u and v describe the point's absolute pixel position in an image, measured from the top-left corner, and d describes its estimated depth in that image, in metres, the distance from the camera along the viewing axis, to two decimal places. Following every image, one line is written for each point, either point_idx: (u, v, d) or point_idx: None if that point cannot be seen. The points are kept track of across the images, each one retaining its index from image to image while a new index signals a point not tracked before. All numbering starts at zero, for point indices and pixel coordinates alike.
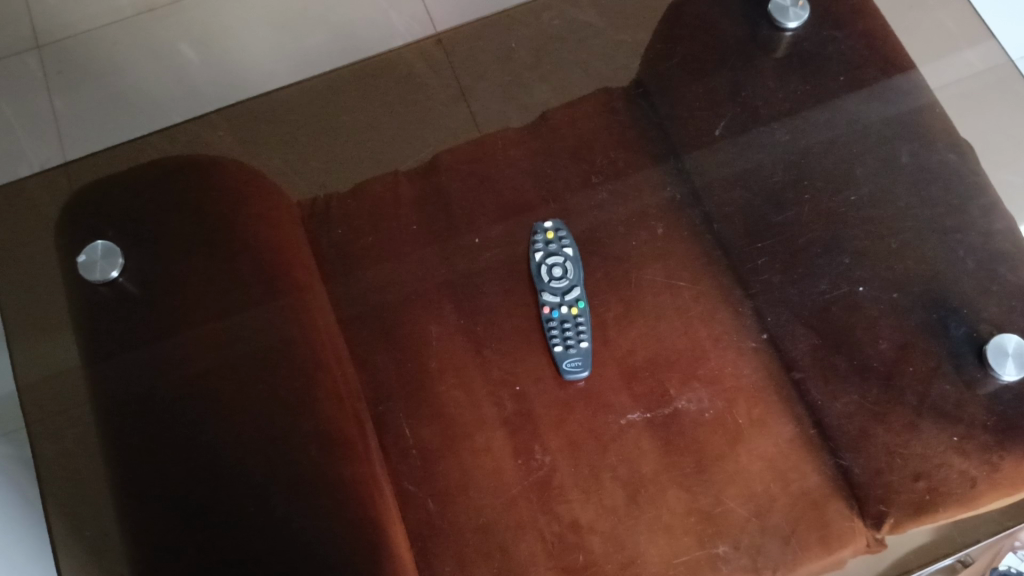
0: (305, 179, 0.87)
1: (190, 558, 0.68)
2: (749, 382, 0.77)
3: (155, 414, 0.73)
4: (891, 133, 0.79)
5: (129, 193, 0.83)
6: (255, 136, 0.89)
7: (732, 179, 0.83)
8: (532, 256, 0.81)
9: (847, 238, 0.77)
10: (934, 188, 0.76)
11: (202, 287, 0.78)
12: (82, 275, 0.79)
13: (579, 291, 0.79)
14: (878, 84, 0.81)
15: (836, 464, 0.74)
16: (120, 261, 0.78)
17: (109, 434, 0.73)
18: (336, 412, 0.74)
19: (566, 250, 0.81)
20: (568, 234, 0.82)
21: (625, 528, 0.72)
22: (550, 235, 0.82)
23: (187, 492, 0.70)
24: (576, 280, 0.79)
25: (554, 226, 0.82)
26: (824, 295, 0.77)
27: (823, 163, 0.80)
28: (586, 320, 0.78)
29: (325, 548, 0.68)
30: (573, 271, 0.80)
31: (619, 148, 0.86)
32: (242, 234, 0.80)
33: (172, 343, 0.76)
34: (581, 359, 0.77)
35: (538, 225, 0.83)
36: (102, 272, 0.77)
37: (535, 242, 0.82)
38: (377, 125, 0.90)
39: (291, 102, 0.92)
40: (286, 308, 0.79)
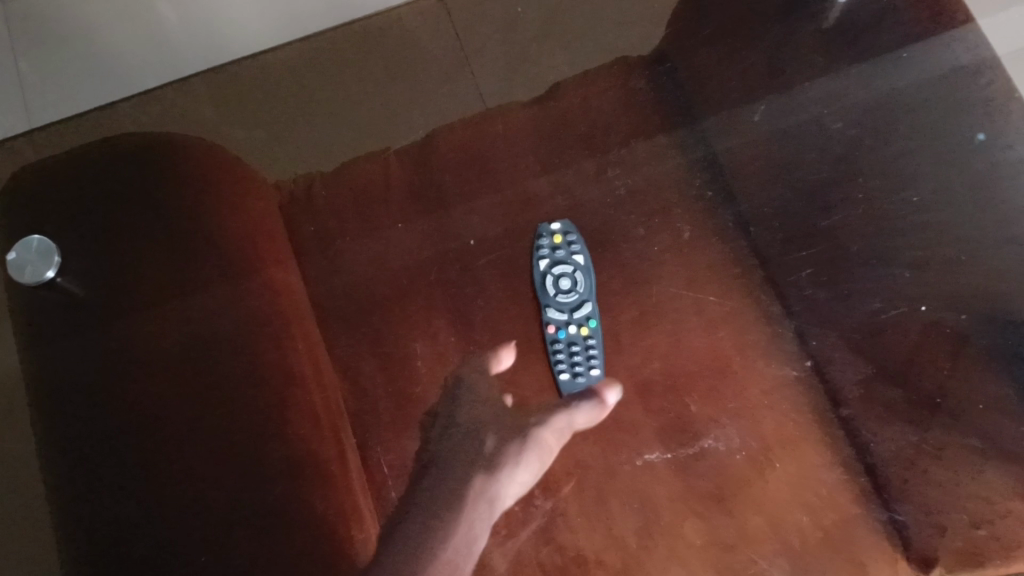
0: (282, 162, 0.77)
1: None
2: (784, 412, 0.67)
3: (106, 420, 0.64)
4: (966, 99, 0.59)
5: (71, 172, 0.71)
6: (230, 108, 0.78)
7: (771, 175, 0.70)
8: (537, 264, 0.71)
9: (899, 248, 0.62)
10: (1000, 180, 0.57)
11: (156, 289, 0.68)
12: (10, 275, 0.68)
13: (590, 308, 0.70)
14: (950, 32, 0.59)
15: (889, 518, 0.64)
16: (57, 260, 0.67)
17: (47, 457, 0.64)
18: (311, 435, 0.66)
19: (576, 258, 0.71)
20: (578, 238, 0.72)
21: (637, 563, 0.64)
22: (557, 239, 0.72)
23: (136, 530, 0.61)
24: (587, 294, 0.70)
25: (562, 229, 0.72)
26: (879, 314, 0.63)
27: (872, 154, 0.63)
28: (597, 341, 0.69)
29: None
30: (584, 282, 0.71)
31: (636, 133, 0.76)
32: (204, 221, 0.71)
33: (125, 340, 0.66)
34: (591, 388, 0.68)
35: (544, 227, 0.73)
36: (36, 273, 0.67)
37: (540, 247, 0.72)
38: (364, 96, 0.79)
39: (273, 66, 0.80)
40: (251, 314, 0.69)
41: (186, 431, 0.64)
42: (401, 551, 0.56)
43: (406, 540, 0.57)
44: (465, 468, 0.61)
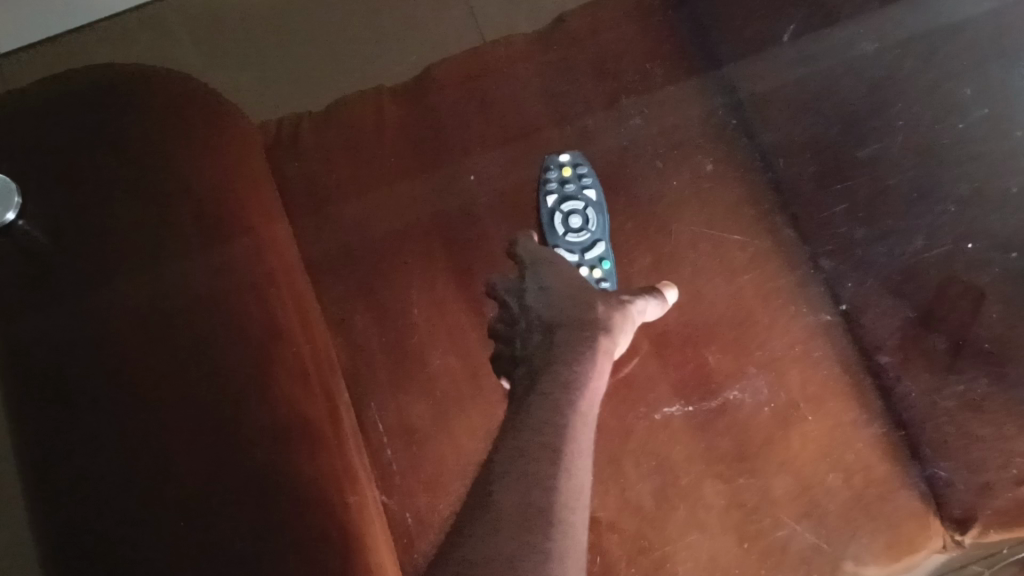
0: (302, 98, 0.88)
1: (126, 546, 0.54)
2: (812, 365, 0.62)
3: (67, 373, 0.57)
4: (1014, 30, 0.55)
5: (23, 109, 0.64)
6: (251, 54, 0.90)
7: (797, 105, 0.64)
8: (546, 200, 0.67)
9: (949, 179, 0.57)
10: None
11: (119, 234, 0.61)
12: None
13: (603, 248, 0.65)
14: None
15: (925, 477, 0.59)
16: (16, 201, 0.60)
17: (18, 424, 0.57)
18: (300, 391, 0.61)
19: (587, 192, 0.66)
20: (589, 170, 0.67)
21: (652, 526, 0.60)
22: (567, 172, 0.67)
23: (109, 506, 0.55)
24: (600, 234, 0.65)
25: (571, 160, 0.67)
26: (919, 254, 0.58)
27: (916, 81, 0.58)
28: (610, 281, 0.64)
29: (291, 534, 0.55)
30: (596, 220, 0.66)
31: (651, 62, 0.70)
32: (175, 157, 0.64)
33: (90, 285, 0.59)
34: None
35: (554, 158, 0.68)
36: None
37: (549, 179, 0.67)
38: (364, 31, 0.89)
39: (280, 8, 0.90)
40: (229, 261, 0.63)
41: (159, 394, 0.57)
42: (531, 404, 0.47)
43: (534, 391, 0.48)
44: (584, 326, 0.53)
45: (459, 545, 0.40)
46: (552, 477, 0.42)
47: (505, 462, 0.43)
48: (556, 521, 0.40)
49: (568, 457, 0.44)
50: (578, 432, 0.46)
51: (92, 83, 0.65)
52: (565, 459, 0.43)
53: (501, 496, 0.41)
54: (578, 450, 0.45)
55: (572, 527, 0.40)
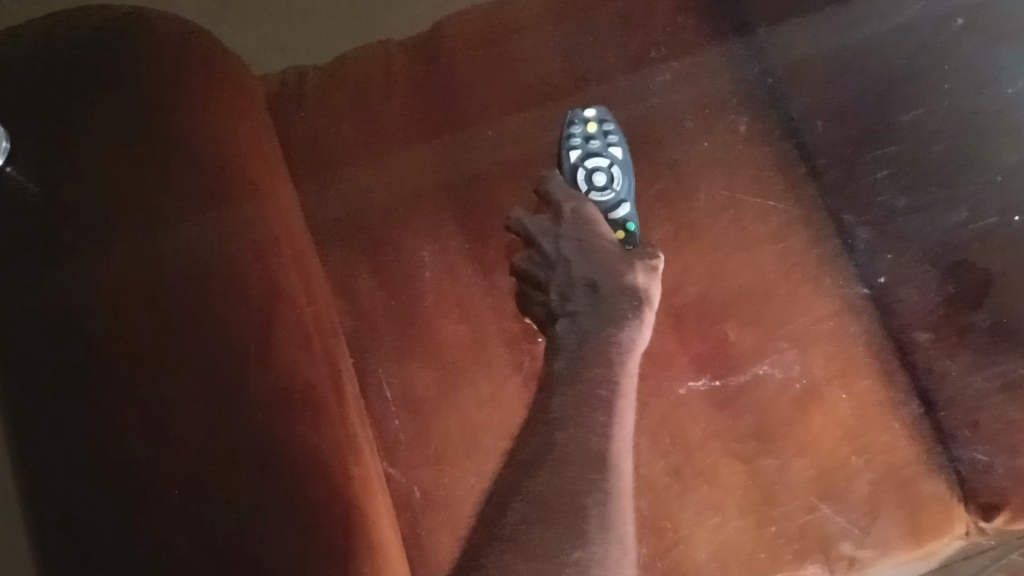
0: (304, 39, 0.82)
1: (120, 528, 0.52)
2: (839, 341, 0.59)
3: (61, 342, 0.54)
4: None
5: (9, 54, 0.60)
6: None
7: (831, 68, 0.61)
8: (568, 155, 0.63)
9: (993, 148, 0.56)
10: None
11: (100, 208, 0.57)
12: None
13: (628, 209, 0.61)
14: None
15: (952, 459, 0.57)
16: (4, 147, 0.57)
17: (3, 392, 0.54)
18: (303, 357, 0.58)
19: (612, 148, 0.62)
20: (615, 127, 0.63)
21: (666, 506, 0.58)
22: (591, 127, 0.63)
23: (88, 508, 0.52)
24: (625, 194, 0.62)
25: (597, 115, 0.64)
26: (961, 226, 0.56)
27: (958, 48, 0.57)
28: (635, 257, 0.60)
29: (295, 519, 0.52)
30: (621, 179, 0.62)
31: (679, 18, 0.66)
32: (177, 111, 0.61)
33: (84, 248, 0.56)
34: None
35: (577, 113, 0.64)
36: None
37: (572, 134, 0.64)
38: None
39: None
40: (228, 222, 0.59)
41: (142, 374, 0.54)
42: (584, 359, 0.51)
43: (586, 347, 0.52)
44: (631, 297, 0.55)
45: (529, 481, 0.45)
46: (608, 435, 0.47)
47: (565, 408, 0.48)
48: (612, 471, 0.45)
49: (619, 418, 0.48)
50: (626, 391, 0.50)
51: (85, 26, 0.62)
52: (618, 416, 0.48)
53: (562, 443, 0.46)
54: (625, 406, 0.50)
55: (624, 476, 0.46)
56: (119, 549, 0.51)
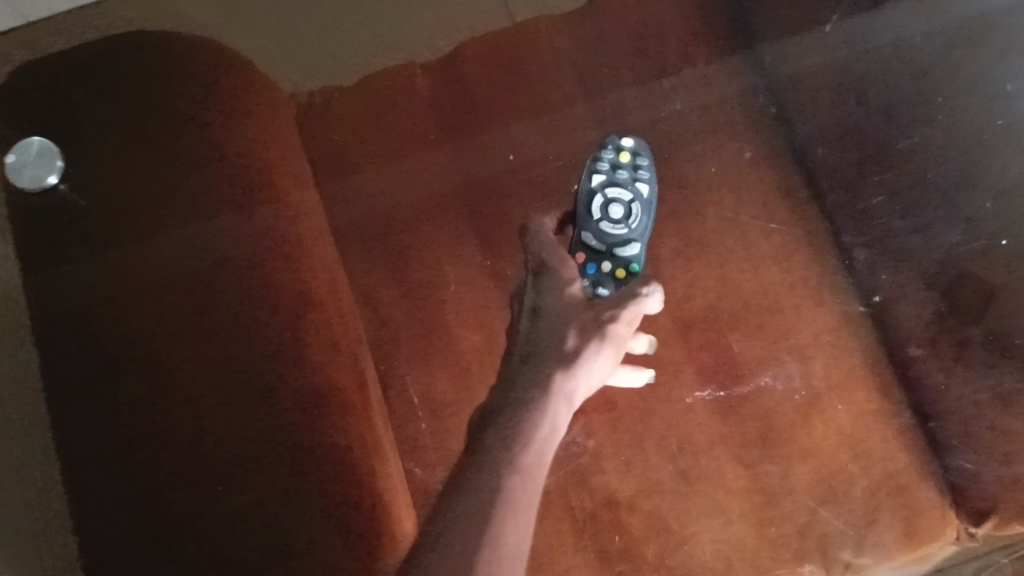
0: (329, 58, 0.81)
1: (166, 504, 0.58)
2: (839, 354, 0.62)
3: (110, 338, 0.61)
4: None
5: (64, 78, 0.67)
6: None
7: (838, 89, 0.64)
8: (591, 178, 0.64)
9: (989, 174, 0.57)
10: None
11: (143, 218, 0.64)
12: (8, 177, 0.64)
13: (635, 250, 0.61)
14: None
15: (944, 467, 0.60)
16: (58, 165, 0.64)
17: (57, 381, 0.60)
18: (328, 358, 0.62)
19: (638, 183, 0.64)
20: (647, 165, 0.65)
21: (672, 510, 0.61)
22: (623, 157, 0.65)
23: (105, 514, 0.58)
24: (638, 235, 0.62)
25: (633, 146, 0.66)
26: (957, 246, 0.57)
27: (959, 72, 0.58)
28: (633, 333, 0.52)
29: (320, 499, 0.58)
30: (638, 215, 0.62)
31: (691, 43, 0.69)
32: (211, 129, 0.66)
33: (131, 253, 0.63)
34: None
35: (615, 141, 0.66)
36: (36, 177, 0.63)
37: (602, 158, 0.65)
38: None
39: None
40: (258, 228, 0.64)
41: (182, 367, 0.60)
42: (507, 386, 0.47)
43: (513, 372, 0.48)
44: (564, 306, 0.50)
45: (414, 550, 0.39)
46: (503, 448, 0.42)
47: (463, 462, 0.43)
48: (487, 508, 0.38)
49: (527, 424, 0.44)
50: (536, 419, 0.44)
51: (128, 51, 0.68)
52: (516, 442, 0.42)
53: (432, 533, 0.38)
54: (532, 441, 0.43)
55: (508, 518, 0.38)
56: (166, 522, 0.57)
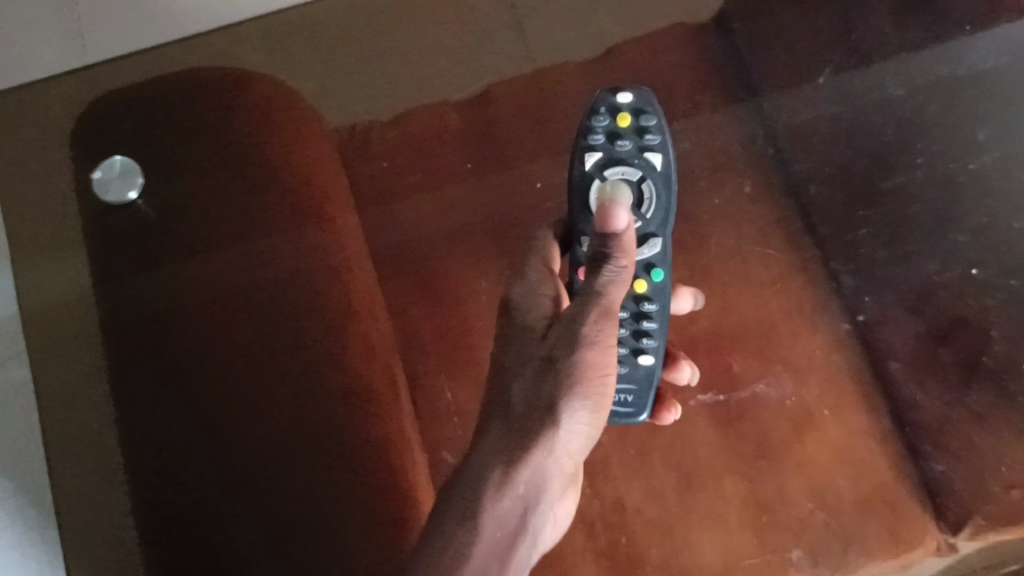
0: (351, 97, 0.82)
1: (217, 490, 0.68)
2: (828, 374, 0.68)
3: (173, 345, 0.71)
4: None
5: (139, 108, 0.77)
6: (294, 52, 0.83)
7: (832, 136, 0.72)
8: (590, 155, 0.59)
9: (962, 213, 0.67)
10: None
11: (206, 238, 0.74)
12: (94, 191, 0.75)
13: (654, 248, 0.58)
14: (1011, 24, 0.67)
15: (925, 479, 0.65)
16: (138, 183, 0.74)
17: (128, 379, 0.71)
18: (366, 367, 0.70)
19: (646, 153, 0.59)
20: (652, 127, 0.59)
21: (674, 516, 0.66)
22: (623, 123, 0.59)
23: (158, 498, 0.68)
24: (656, 226, 0.58)
25: (633, 103, 0.60)
26: (931, 276, 0.67)
27: (940, 124, 0.68)
28: (656, 340, 0.59)
29: (346, 492, 0.67)
30: (650, 198, 0.58)
31: (699, 90, 0.76)
32: (269, 161, 0.75)
33: (192, 270, 0.73)
34: (637, 396, 0.59)
35: (609, 101, 0.60)
36: (119, 192, 0.74)
37: (597, 126, 0.60)
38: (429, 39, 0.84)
39: None
40: (306, 253, 0.74)
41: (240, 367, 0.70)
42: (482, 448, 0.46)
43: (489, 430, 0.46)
44: (550, 356, 0.47)
45: None
46: (467, 544, 0.43)
47: (436, 534, 0.44)
48: None
49: (493, 507, 0.44)
50: (504, 502, 0.44)
51: (191, 86, 0.78)
52: (480, 532, 0.44)
53: None
54: (497, 526, 0.44)
55: None
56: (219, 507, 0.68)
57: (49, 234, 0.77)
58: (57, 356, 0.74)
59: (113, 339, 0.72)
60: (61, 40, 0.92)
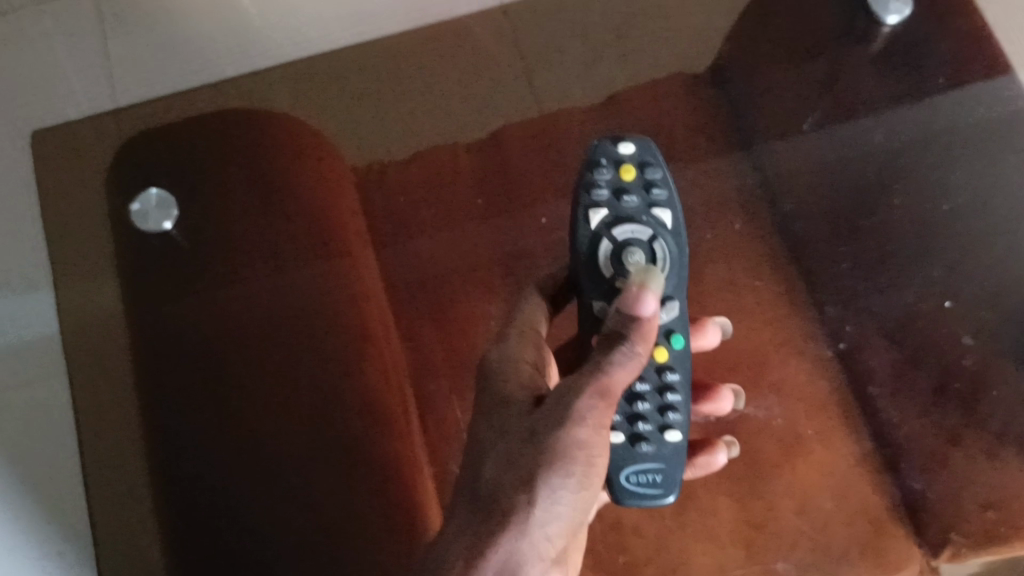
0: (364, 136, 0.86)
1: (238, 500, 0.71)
2: (816, 401, 0.73)
3: (197, 362, 0.75)
4: (998, 144, 0.74)
5: (173, 145, 0.83)
6: (312, 95, 0.88)
7: (815, 176, 0.79)
8: (598, 213, 0.59)
9: (939, 249, 0.73)
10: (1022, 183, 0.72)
11: (233, 263, 0.78)
12: (133, 222, 0.79)
13: (671, 308, 0.58)
14: (982, 83, 0.74)
15: (906, 501, 0.70)
16: (173, 213, 0.79)
17: (155, 394, 0.75)
18: (381, 385, 0.75)
19: (654, 210, 0.60)
20: (658, 182, 0.60)
21: (671, 535, 0.69)
22: (627, 178, 0.60)
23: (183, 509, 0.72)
24: (671, 288, 0.59)
25: (635, 154, 0.61)
26: (908, 306, 0.73)
27: (918, 168, 0.75)
28: (681, 413, 0.58)
29: (360, 500, 0.71)
30: (662, 257, 0.58)
31: (697, 135, 0.82)
32: (294, 194, 0.81)
33: (218, 295, 0.77)
34: (664, 475, 0.58)
35: (613, 154, 0.61)
36: (156, 221, 0.78)
37: (599, 180, 0.60)
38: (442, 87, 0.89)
39: (358, 57, 0.91)
40: (324, 283, 0.78)
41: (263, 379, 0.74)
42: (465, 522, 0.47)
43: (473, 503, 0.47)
44: (535, 431, 0.48)
45: None
46: None
47: None
48: None
49: None
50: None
51: (223, 123, 0.84)
52: None
53: None
54: None
55: None
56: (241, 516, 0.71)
57: (81, 261, 0.81)
58: (81, 373, 0.78)
59: (143, 356, 0.76)
60: (85, 71, 0.95)
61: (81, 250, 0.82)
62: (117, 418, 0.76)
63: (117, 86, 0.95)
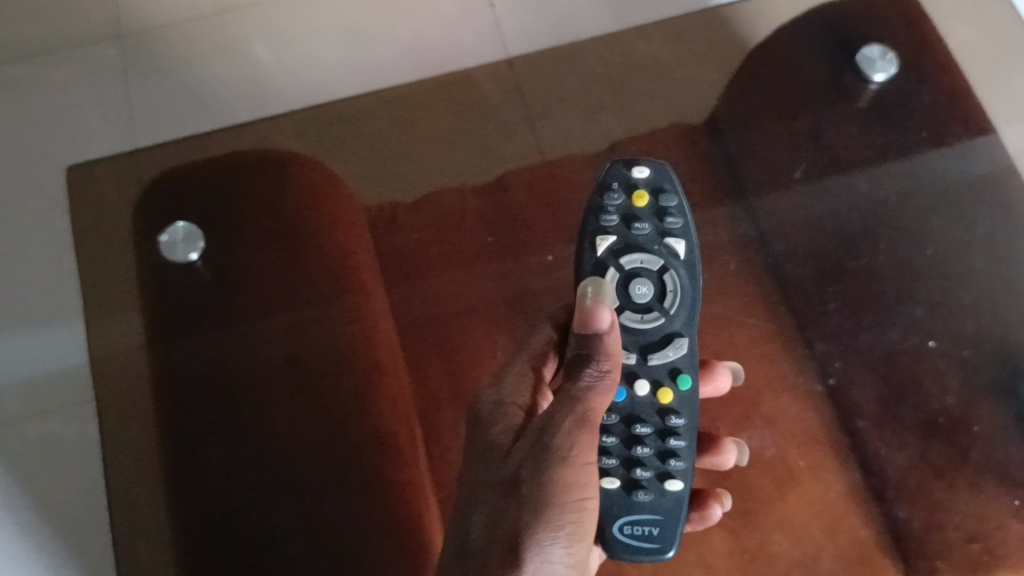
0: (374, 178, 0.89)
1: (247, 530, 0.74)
2: (806, 435, 0.75)
3: (214, 396, 0.79)
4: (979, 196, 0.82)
5: (198, 186, 0.87)
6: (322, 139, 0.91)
7: (802, 221, 0.83)
8: (608, 238, 0.63)
9: (919, 291, 0.79)
10: (1000, 237, 0.80)
11: (254, 301, 0.82)
12: (161, 253, 0.84)
13: (681, 345, 0.62)
14: (963, 141, 0.83)
15: (895, 534, 0.72)
16: (199, 246, 0.83)
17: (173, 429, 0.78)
18: (389, 416, 0.78)
19: (667, 239, 0.63)
20: (673, 211, 0.64)
21: (667, 567, 0.71)
22: (641, 204, 0.64)
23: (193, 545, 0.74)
24: (679, 324, 0.62)
25: (650, 180, 0.65)
26: (892, 344, 0.78)
27: (901, 216, 0.82)
28: (683, 461, 0.60)
29: (367, 527, 0.74)
30: (669, 287, 0.63)
31: (693, 180, 0.85)
32: (309, 235, 0.85)
33: (235, 333, 0.81)
34: (660, 526, 0.60)
35: (628, 177, 0.65)
36: (183, 253, 0.83)
37: (611, 205, 0.64)
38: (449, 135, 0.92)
39: (367, 105, 0.94)
40: (335, 320, 0.82)
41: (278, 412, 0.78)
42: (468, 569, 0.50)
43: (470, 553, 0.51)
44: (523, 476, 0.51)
45: None
46: None
47: None
48: None
49: None
50: None
51: (244, 164, 0.88)
52: None
53: None
54: None
55: None
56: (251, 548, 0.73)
57: (102, 295, 0.85)
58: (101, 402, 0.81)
59: (164, 391, 0.79)
60: (104, 117, 0.99)
61: (104, 284, 0.85)
62: (136, 447, 0.79)
63: (136, 130, 0.99)
